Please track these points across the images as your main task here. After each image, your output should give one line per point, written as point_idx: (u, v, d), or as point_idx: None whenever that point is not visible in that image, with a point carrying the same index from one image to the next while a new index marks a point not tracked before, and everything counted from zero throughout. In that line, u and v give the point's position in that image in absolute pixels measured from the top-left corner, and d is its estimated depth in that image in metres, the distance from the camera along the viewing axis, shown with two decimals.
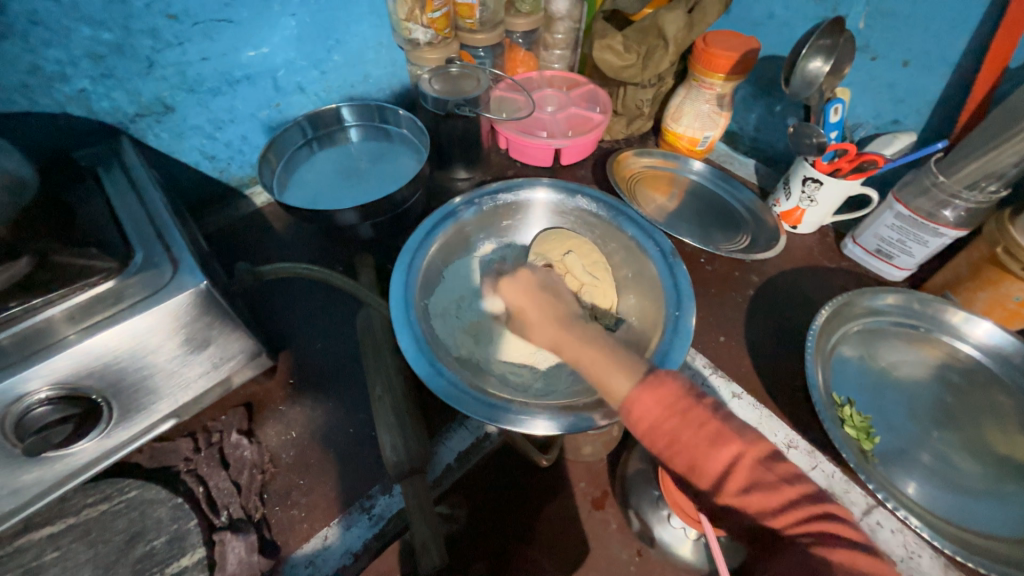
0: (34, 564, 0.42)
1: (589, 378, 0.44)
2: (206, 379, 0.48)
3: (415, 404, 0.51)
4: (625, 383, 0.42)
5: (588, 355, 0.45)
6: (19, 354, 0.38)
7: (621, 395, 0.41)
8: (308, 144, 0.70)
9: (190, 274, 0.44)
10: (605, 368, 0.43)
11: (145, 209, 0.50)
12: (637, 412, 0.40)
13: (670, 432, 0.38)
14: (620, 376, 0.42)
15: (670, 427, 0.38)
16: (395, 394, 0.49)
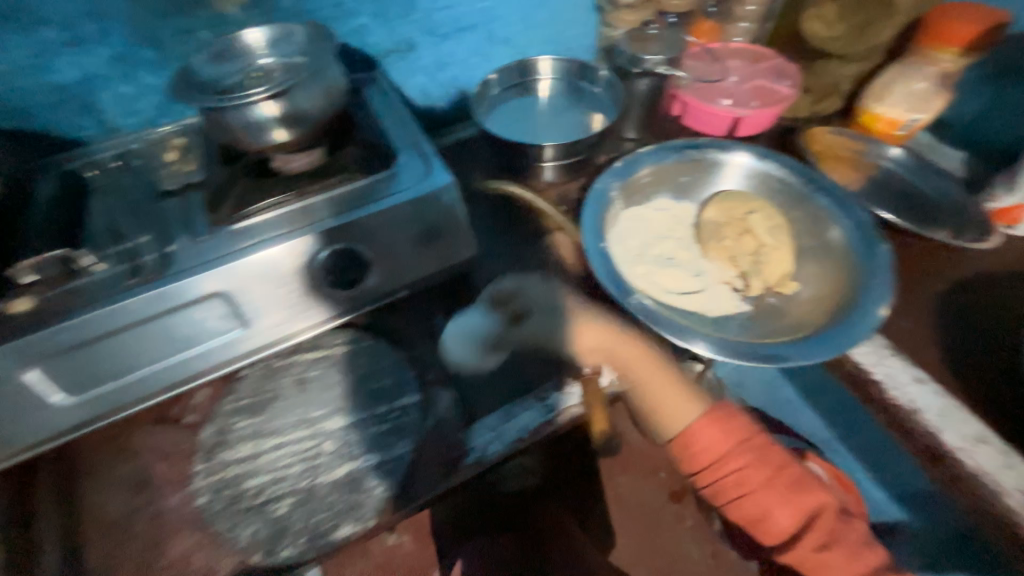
0: (302, 375, 0.55)
1: (652, 396, 0.54)
2: (433, 263, 0.58)
3: (593, 317, 0.57)
4: (693, 410, 0.54)
5: (634, 365, 0.55)
6: (333, 211, 0.52)
7: (686, 420, 0.53)
8: (507, 91, 0.78)
9: (441, 174, 0.55)
10: (672, 392, 0.54)
11: (400, 122, 0.61)
12: (702, 437, 0.52)
13: (740, 468, 0.50)
14: (689, 404, 0.54)
15: (739, 468, 0.51)
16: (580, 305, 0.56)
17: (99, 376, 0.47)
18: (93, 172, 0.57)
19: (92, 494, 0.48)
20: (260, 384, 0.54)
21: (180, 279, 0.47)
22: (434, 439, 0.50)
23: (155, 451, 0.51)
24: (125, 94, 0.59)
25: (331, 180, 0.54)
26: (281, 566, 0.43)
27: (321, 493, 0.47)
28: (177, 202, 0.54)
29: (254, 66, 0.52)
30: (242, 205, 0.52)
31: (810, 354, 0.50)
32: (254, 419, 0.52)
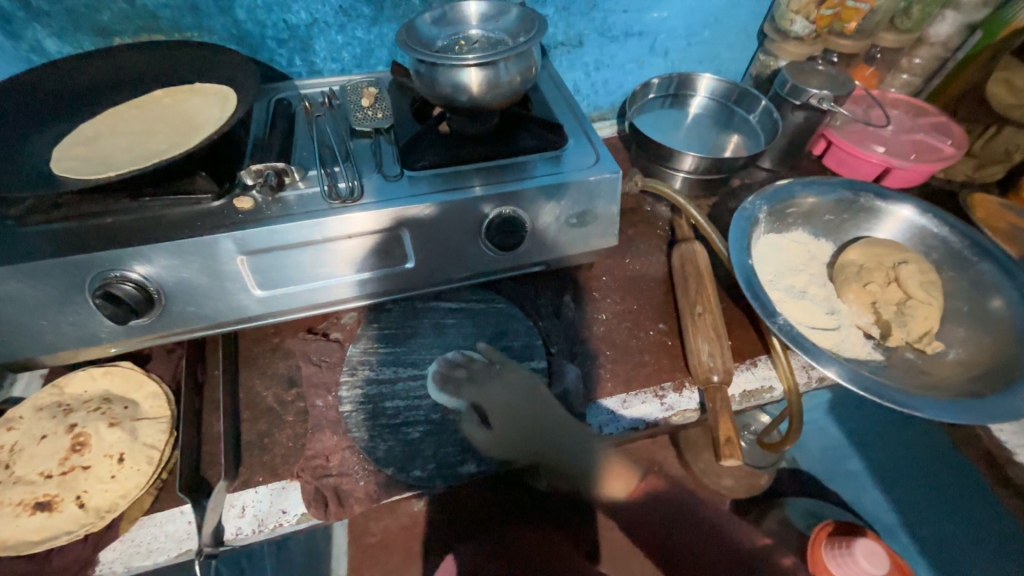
0: (440, 320, 0.59)
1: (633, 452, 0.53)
2: (579, 247, 0.61)
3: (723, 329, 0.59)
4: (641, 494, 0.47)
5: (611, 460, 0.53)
6: (504, 178, 0.56)
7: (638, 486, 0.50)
8: (662, 99, 0.82)
9: (608, 163, 0.58)
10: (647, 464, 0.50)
11: (568, 108, 0.64)
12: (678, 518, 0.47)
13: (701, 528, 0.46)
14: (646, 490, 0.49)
15: None
16: (712, 314, 0.58)
17: (280, 279, 0.52)
18: (298, 104, 0.64)
19: (252, 381, 0.55)
20: (403, 319, 0.59)
21: (368, 210, 0.51)
22: (556, 405, 0.53)
23: (305, 356, 0.57)
24: (335, 42, 0.66)
25: (506, 150, 0.58)
26: (412, 483, 0.47)
27: (451, 428, 0.51)
28: (367, 142, 0.59)
29: (463, 34, 0.57)
30: (427, 155, 0.56)
31: (963, 413, 0.49)
32: (396, 348, 0.56)
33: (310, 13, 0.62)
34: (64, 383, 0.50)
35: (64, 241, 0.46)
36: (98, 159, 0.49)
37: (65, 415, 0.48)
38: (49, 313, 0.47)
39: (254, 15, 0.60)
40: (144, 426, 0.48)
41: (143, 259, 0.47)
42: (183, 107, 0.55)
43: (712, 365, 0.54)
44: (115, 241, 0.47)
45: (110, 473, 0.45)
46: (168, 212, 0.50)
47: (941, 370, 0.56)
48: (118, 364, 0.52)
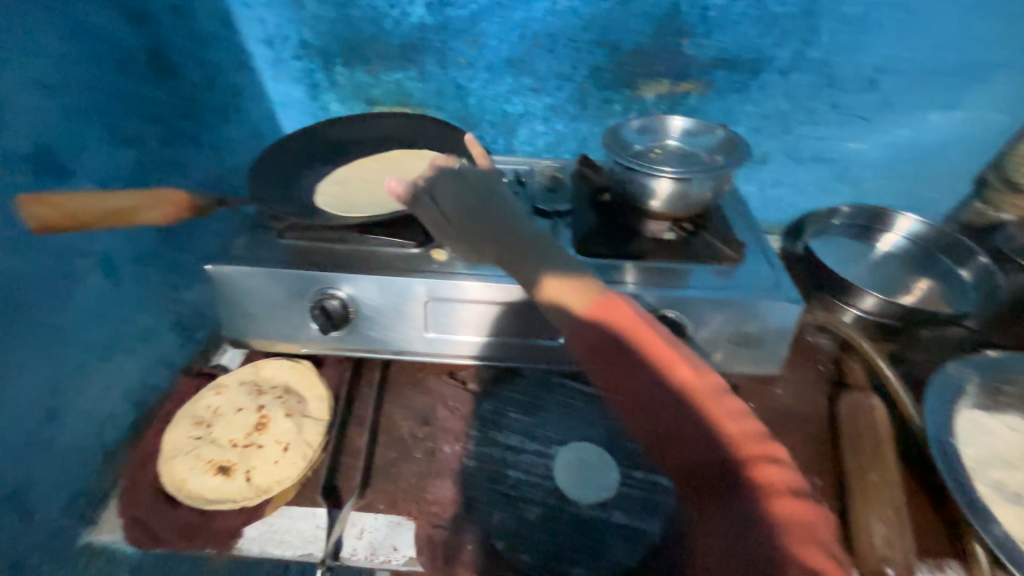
0: (573, 402, 0.59)
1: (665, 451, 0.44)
2: (733, 366, 0.58)
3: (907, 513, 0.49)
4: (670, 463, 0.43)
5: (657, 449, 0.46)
6: (673, 282, 0.57)
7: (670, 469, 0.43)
8: (846, 228, 0.76)
9: (789, 291, 0.55)
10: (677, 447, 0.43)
11: (747, 226, 0.64)
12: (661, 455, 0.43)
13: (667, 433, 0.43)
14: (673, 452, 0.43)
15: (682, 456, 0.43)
16: (893, 491, 0.49)
17: (448, 327, 0.58)
18: None
19: (392, 409, 0.60)
20: (537, 390, 0.60)
21: None
22: (682, 536, 0.48)
23: (442, 400, 0.61)
24: (536, 130, 0.75)
25: (679, 256, 0.59)
26: (519, 568, 0.46)
27: (566, 520, 0.49)
28: (546, 221, 0.65)
29: (661, 144, 0.61)
30: (602, 246, 0.60)
31: None
32: (526, 417, 0.57)
33: (524, 106, 0.72)
34: (262, 366, 0.60)
35: (305, 257, 0.57)
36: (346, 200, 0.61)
37: (256, 395, 0.56)
38: (276, 309, 0.57)
39: (481, 102, 0.72)
40: (308, 424, 0.55)
41: (354, 284, 0.56)
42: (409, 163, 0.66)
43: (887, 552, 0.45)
44: (339, 265, 0.57)
45: (275, 458, 0.52)
46: (380, 250, 0.59)
47: None
48: (300, 362, 0.61)
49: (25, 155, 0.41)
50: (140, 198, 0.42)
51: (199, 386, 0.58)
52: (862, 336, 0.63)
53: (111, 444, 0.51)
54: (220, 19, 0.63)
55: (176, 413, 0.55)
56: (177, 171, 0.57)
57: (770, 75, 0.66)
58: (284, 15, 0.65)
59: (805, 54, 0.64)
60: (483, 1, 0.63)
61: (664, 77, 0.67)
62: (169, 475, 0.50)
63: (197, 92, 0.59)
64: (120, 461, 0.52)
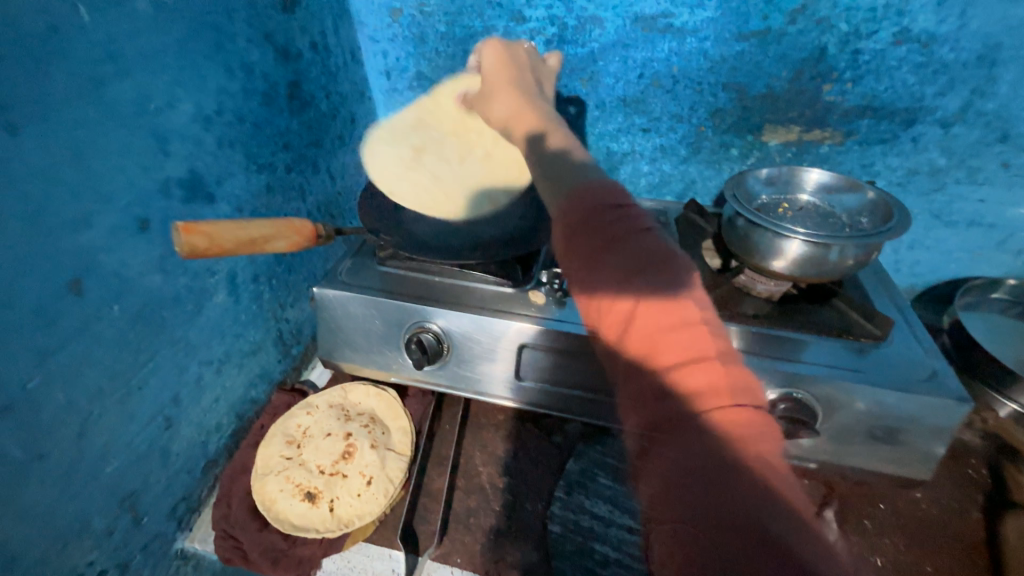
0: None
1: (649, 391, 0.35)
2: (867, 462, 0.49)
3: None
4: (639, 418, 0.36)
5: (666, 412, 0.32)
6: (800, 355, 0.50)
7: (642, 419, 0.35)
8: (1006, 305, 0.65)
9: (951, 385, 0.46)
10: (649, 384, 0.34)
11: (889, 299, 0.56)
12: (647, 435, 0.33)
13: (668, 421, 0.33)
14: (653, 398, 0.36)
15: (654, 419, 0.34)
16: None
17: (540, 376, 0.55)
18: None
19: (472, 451, 0.58)
20: (627, 454, 0.55)
21: None
22: None
23: (524, 450, 0.58)
24: (640, 170, 0.71)
25: (806, 327, 0.52)
26: None
27: None
28: None
29: (791, 198, 0.56)
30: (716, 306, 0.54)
31: None
32: (616, 485, 0.53)
33: (631, 145, 0.69)
34: (350, 389, 0.60)
35: (406, 287, 0.58)
36: (449, 233, 0.61)
37: (343, 420, 0.56)
38: (372, 337, 0.57)
39: (586, 139, 0.70)
40: (390, 458, 0.54)
41: (451, 321, 0.55)
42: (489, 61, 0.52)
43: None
44: (438, 300, 0.56)
45: (357, 491, 0.51)
46: (478, 287, 0.58)
47: None
48: (386, 390, 0.60)
49: (181, 181, 0.44)
50: (276, 226, 0.44)
51: (292, 403, 0.60)
52: None
53: (212, 453, 0.53)
54: (348, 53, 0.66)
55: (270, 428, 0.57)
56: (298, 195, 0.60)
57: (927, 127, 0.58)
58: (405, 50, 0.68)
59: (976, 106, 0.55)
60: (604, 40, 0.61)
61: (795, 123, 0.62)
62: (260, 493, 0.50)
63: (321, 120, 0.62)
64: (217, 470, 0.54)
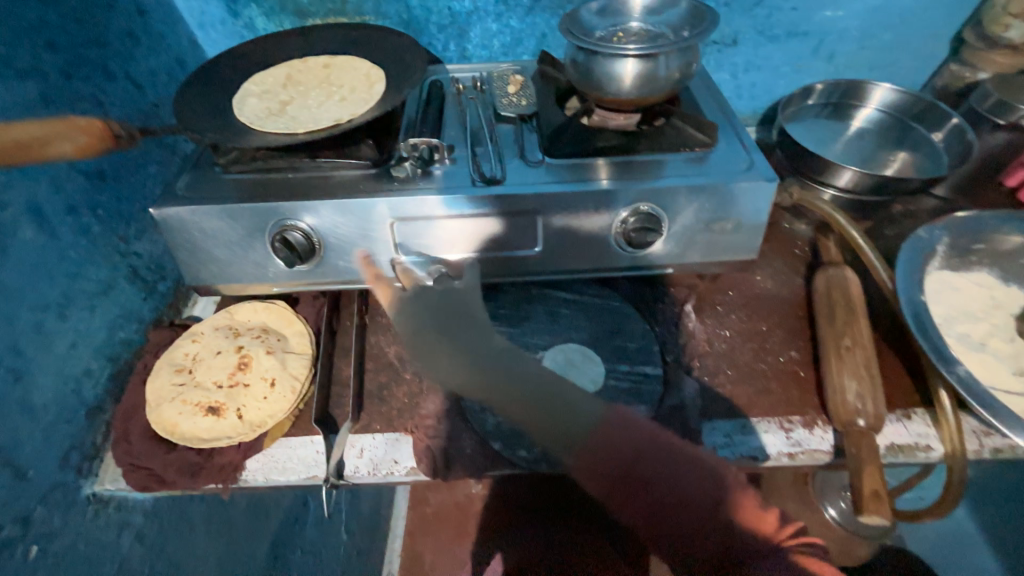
0: (554, 309, 0.59)
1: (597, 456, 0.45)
2: (711, 254, 0.58)
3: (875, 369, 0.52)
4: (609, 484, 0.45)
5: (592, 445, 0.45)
6: (647, 172, 0.54)
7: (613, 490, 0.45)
8: (821, 108, 0.74)
9: (763, 170, 0.53)
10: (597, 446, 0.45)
11: (722, 110, 0.61)
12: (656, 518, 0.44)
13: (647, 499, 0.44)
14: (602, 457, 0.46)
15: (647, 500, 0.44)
16: (865, 351, 0.51)
17: (420, 247, 0.55)
18: (448, 86, 0.67)
19: (377, 337, 0.60)
20: (518, 302, 0.60)
21: (513, 192, 0.52)
22: (669, 416, 0.50)
23: None
24: (489, 30, 0.69)
25: (651, 147, 0.56)
26: (517, 462, 0.48)
27: None
28: (510, 127, 0.61)
29: (623, 25, 0.57)
30: (570, 144, 0.57)
31: None
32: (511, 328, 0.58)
33: (473, 1, 0.66)
34: (235, 310, 0.58)
35: (257, 189, 0.54)
36: (289, 122, 0.56)
37: (234, 338, 0.55)
38: (236, 248, 0.54)
39: (425, 1, 0.66)
40: (291, 359, 0.55)
41: (312, 211, 0.53)
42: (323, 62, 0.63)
43: (858, 395, 0.48)
44: (294, 193, 0.53)
45: (263, 394, 0.52)
46: (336, 174, 0.55)
47: None
48: (274, 303, 0.59)
49: None
50: (51, 127, 0.38)
51: (174, 336, 0.57)
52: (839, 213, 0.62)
53: (93, 400, 0.51)
54: None
55: (154, 364, 0.54)
56: (96, 108, 0.51)
57: None
58: None
59: None
60: None
61: None
62: (158, 421, 0.49)
63: (95, 12, 0.52)
64: (107, 416, 0.52)
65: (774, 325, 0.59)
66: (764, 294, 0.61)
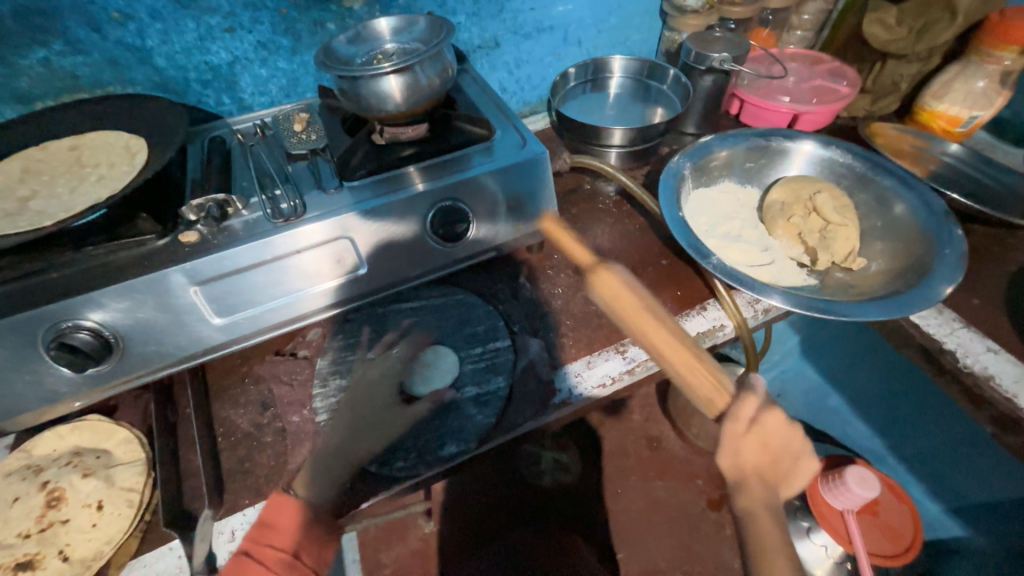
0: (404, 321, 0.61)
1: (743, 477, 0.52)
2: (525, 225, 0.64)
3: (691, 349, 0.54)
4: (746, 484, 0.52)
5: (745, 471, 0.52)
6: (440, 173, 0.59)
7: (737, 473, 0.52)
8: (583, 85, 0.87)
9: (536, 146, 0.62)
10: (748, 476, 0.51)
11: (495, 105, 0.69)
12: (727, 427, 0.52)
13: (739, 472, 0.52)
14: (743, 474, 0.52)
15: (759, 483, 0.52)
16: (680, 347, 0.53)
17: (238, 304, 0.53)
18: (231, 139, 0.65)
19: (225, 411, 0.55)
20: (367, 325, 0.61)
21: (316, 221, 0.53)
22: (524, 376, 0.55)
23: (276, 378, 0.57)
24: (260, 76, 0.68)
25: (441, 148, 0.61)
26: (397, 474, 0.49)
27: (427, 417, 0.53)
28: (304, 163, 0.61)
29: (380, 49, 0.61)
30: (363, 165, 0.59)
31: (882, 311, 0.52)
32: (363, 353, 0.58)
33: (229, 51, 0.65)
34: (31, 446, 0.49)
35: (11, 299, 0.46)
36: (36, 218, 0.50)
37: (36, 476, 0.47)
38: (5, 373, 0.46)
39: (175, 60, 0.63)
40: (119, 472, 0.48)
41: (94, 306, 0.47)
42: (72, 145, 0.57)
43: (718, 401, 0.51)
44: (63, 292, 0.47)
45: (91, 522, 0.45)
46: (117, 257, 0.50)
47: (883, 280, 0.59)
48: (85, 419, 0.52)
49: None
50: None
51: None
52: (615, 168, 0.74)
53: None
54: None
55: None
56: None
57: None
58: None
59: None
60: None
61: None
62: None
63: None
64: None
65: (596, 271, 0.67)
66: (581, 249, 0.70)
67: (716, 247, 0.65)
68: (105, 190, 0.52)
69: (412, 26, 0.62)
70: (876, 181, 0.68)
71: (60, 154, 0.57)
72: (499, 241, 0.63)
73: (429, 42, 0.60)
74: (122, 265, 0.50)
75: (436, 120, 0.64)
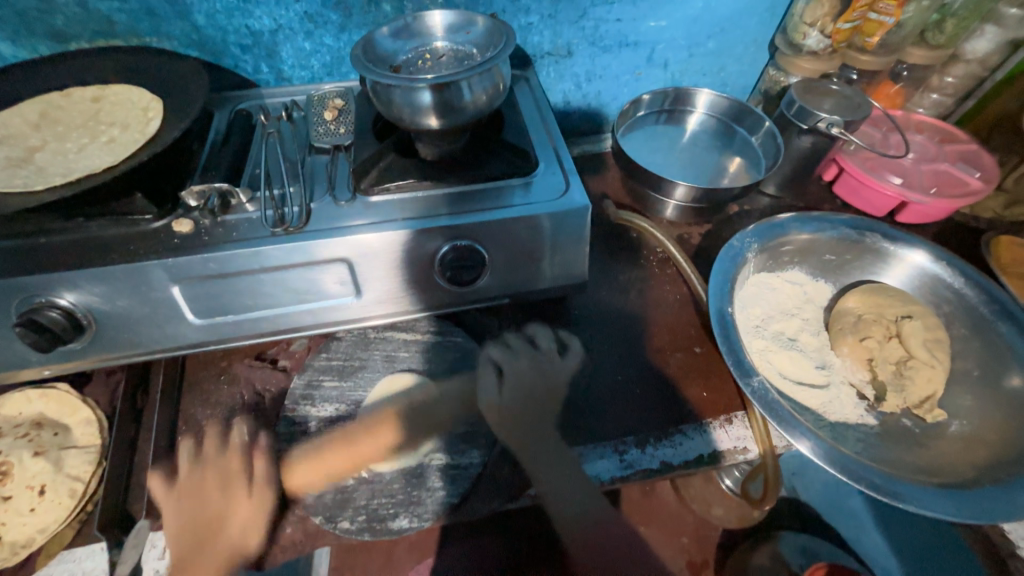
0: (392, 354, 0.55)
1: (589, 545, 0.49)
2: (549, 277, 0.56)
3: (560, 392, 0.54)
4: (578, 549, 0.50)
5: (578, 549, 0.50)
6: (463, 205, 0.52)
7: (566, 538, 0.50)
8: (656, 115, 0.76)
9: (580, 195, 0.53)
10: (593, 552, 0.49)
11: (547, 131, 0.60)
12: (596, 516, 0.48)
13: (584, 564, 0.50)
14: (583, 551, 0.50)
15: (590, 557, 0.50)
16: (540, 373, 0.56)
17: (217, 308, 0.49)
18: (257, 115, 0.60)
19: (191, 409, 0.51)
20: (354, 349, 0.56)
21: (313, 239, 0.47)
22: (502, 458, 0.49)
23: (249, 384, 0.53)
24: (303, 49, 0.62)
25: (472, 176, 0.53)
26: (339, 535, 0.45)
27: (388, 478, 0.48)
28: (325, 159, 0.56)
29: (429, 47, 0.54)
30: (380, 178, 0.52)
31: (949, 504, 0.42)
32: (341, 382, 0.53)
33: (273, 18, 0.59)
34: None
35: None
36: (33, 174, 0.47)
37: None
38: None
39: (215, 20, 0.58)
40: (71, 456, 0.47)
41: (71, 285, 0.44)
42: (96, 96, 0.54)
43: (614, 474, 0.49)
44: (43, 264, 0.44)
45: (29, 506, 0.45)
46: (106, 232, 0.47)
47: (964, 453, 0.48)
48: (55, 385, 0.51)
49: None
50: None
51: None
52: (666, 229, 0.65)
53: None
54: None
55: None
56: None
57: None
58: None
59: None
60: None
61: None
62: None
63: None
64: None
65: (616, 342, 0.59)
66: (608, 313, 0.61)
67: (762, 351, 0.55)
68: (106, 155, 0.48)
69: (470, 29, 0.54)
70: (990, 323, 0.55)
71: (79, 103, 0.54)
72: (516, 289, 0.56)
73: (485, 51, 0.52)
74: (108, 239, 0.47)
75: (475, 140, 0.57)
